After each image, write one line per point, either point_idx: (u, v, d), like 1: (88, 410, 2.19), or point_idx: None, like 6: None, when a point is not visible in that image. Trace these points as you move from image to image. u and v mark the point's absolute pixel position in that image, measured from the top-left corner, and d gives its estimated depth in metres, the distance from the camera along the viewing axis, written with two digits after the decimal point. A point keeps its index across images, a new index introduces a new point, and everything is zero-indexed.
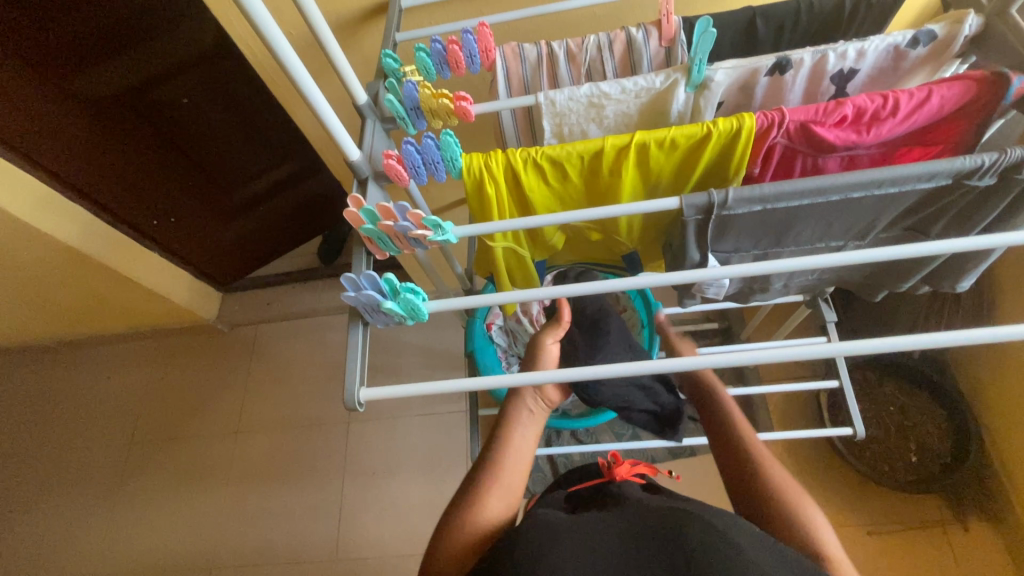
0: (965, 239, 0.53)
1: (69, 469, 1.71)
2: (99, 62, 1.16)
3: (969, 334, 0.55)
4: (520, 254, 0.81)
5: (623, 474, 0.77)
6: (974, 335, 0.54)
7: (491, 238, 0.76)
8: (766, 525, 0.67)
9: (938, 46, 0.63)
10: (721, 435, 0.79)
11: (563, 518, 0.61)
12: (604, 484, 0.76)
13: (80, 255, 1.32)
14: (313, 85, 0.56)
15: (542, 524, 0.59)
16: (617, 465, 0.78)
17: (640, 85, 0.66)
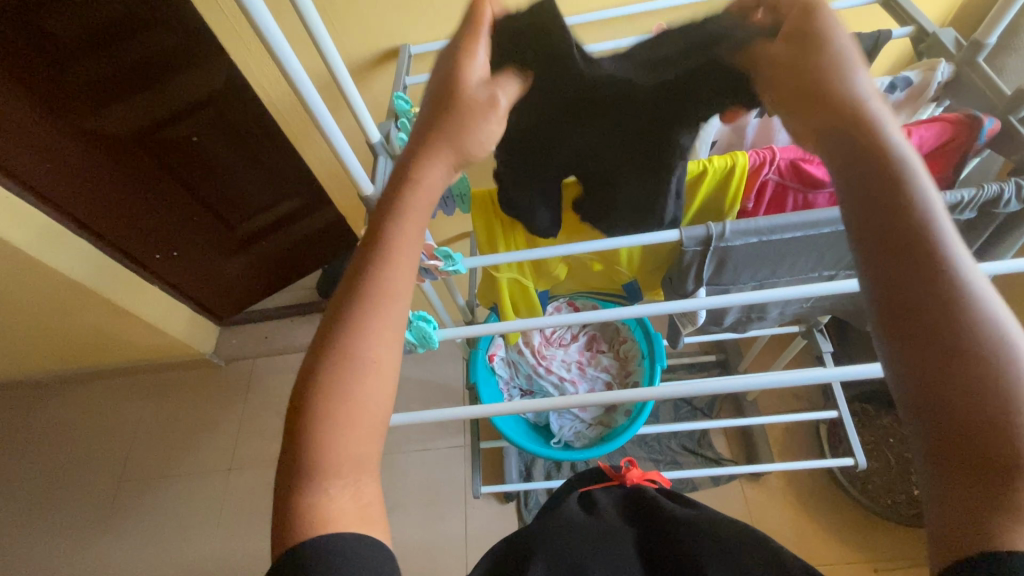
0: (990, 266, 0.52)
1: (53, 508, 1.65)
2: (114, 102, 1.21)
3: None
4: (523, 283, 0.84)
5: (635, 477, 0.77)
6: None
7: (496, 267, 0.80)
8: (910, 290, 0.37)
9: (913, 91, 0.67)
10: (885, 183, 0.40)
11: (583, 519, 0.64)
12: (613, 487, 0.77)
13: (79, 286, 1.32)
14: (330, 122, 0.60)
15: (561, 527, 0.62)
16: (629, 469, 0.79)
17: None
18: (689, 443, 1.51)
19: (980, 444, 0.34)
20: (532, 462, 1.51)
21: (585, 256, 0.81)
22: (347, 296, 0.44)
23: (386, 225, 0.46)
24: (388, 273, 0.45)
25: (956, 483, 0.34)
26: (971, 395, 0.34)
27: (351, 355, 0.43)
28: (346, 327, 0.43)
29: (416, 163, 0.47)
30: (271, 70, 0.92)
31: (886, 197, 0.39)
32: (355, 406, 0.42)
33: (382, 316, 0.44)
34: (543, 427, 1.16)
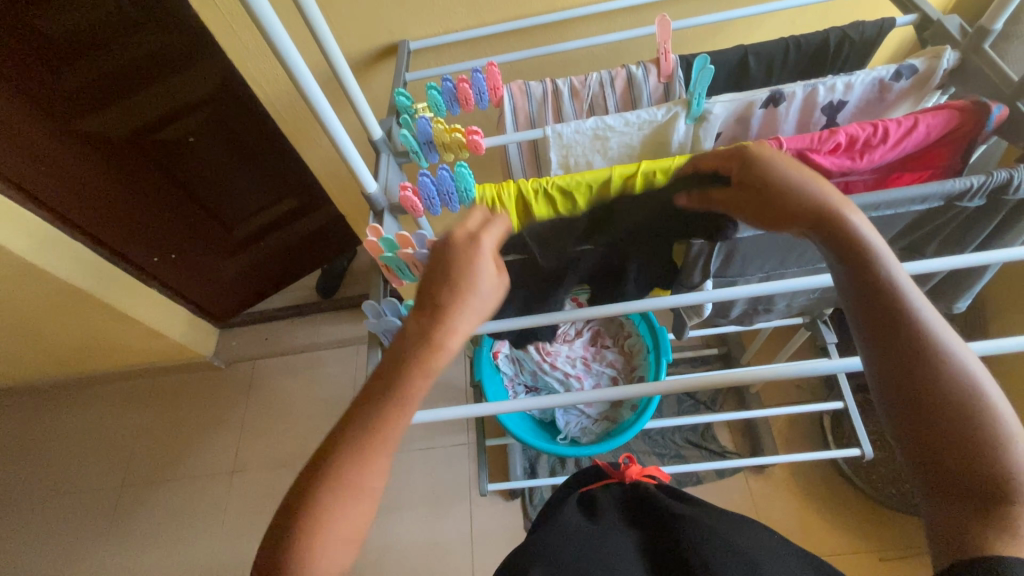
0: (953, 257, 0.55)
1: (55, 514, 1.64)
2: (107, 106, 1.19)
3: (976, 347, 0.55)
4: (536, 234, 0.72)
5: (635, 474, 0.76)
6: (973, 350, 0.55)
7: None
8: (902, 354, 0.44)
9: (920, 78, 0.67)
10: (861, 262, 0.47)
11: (583, 527, 0.63)
12: (612, 484, 0.77)
13: (78, 290, 1.32)
14: (333, 118, 0.59)
15: (561, 535, 0.61)
16: (628, 465, 0.78)
17: (643, 118, 0.70)
18: (693, 437, 1.51)
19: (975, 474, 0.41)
20: (536, 458, 1.51)
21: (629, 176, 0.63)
22: (353, 425, 0.47)
23: (398, 381, 0.47)
24: (389, 419, 0.47)
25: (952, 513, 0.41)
26: (961, 434, 0.41)
27: (358, 458, 0.46)
28: (346, 456, 0.46)
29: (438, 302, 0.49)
30: (269, 69, 0.91)
31: (863, 277, 0.47)
32: (345, 501, 0.45)
33: (379, 454, 0.46)
34: (548, 422, 1.15)
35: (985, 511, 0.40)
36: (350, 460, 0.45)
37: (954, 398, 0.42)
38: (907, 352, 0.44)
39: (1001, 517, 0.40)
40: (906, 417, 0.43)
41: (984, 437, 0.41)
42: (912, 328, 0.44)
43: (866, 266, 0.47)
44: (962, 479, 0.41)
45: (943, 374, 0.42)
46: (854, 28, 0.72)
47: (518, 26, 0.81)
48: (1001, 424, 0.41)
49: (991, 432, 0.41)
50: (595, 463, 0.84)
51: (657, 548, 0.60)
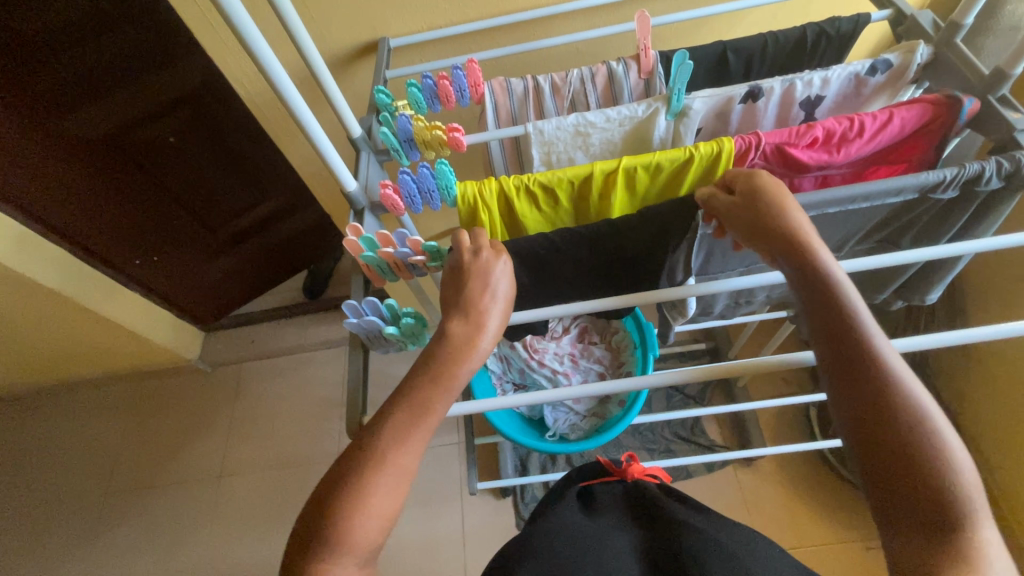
0: (925, 249, 0.56)
1: (40, 522, 1.61)
2: (83, 105, 1.17)
3: (945, 336, 0.56)
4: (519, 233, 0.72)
5: (636, 473, 0.76)
6: (944, 338, 0.56)
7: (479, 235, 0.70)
8: (861, 383, 0.44)
9: (894, 73, 0.68)
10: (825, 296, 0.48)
11: (583, 524, 0.63)
12: (613, 483, 0.77)
13: (58, 295, 1.29)
14: (309, 116, 0.58)
15: (560, 540, 0.60)
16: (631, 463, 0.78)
17: (624, 114, 0.70)
18: (682, 431, 1.52)
19: (928, 503, 0.40)
20: (527, 456, 1.51)
21: (609, 175, 0.65)
22: (396, 407, 0.48)
23: (437, 367, 0.49)
24: (433, 402, 0.48)
25: (907, 532, 0.41)
26: (915, 462, 0.41)
27: (400, 437, 0.46)
28: (388, 436, 0.46)
29: (480, 300, 0.53)
30: (248, 68, 0.90)
31: (828, 308, 0.47)
32: (384, 480, 0.45)
33: (420, 439, 0.47)
34: (537, 420, 1.15)
35: (940, 544, 0.40)
36: (392, 438, 0.46)
37: (913, 428, 0.42)
38: (864, 382, 0.44)
39: (956, 545, 0.40)
40: (868, 449, 0.43)
41: (938, 463, 0.41)
42: (870, 356, 0.45)
43: (831, 299, 0.47)
44: (921, 504, 0.41)
45: (898, 405, 0.43)
46: (830, 24, 0.73)
47: (498, 23, 0.81)
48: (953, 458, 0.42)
49: (945, 468, 0.41)
50: (597, 459, 0.83)
51: (653, 553, 0.60)
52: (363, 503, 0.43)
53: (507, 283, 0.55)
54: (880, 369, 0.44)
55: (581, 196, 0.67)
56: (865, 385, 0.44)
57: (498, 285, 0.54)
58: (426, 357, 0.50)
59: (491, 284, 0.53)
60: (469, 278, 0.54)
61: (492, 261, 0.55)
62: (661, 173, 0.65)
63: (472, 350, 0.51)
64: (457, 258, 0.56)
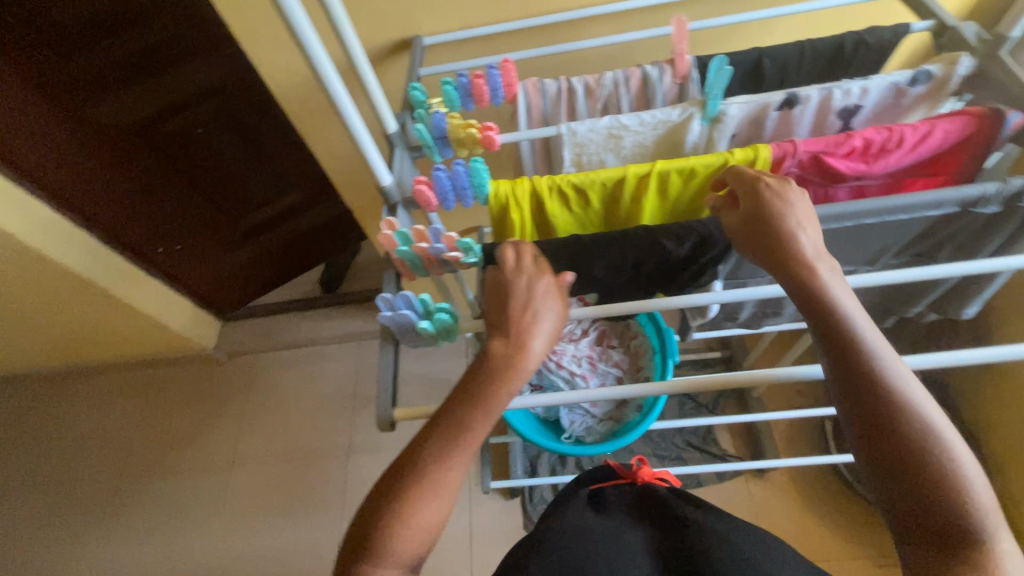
0: (963, 264, 0.56)
1: (55, 502, 1.64)
2: (116, 94, 1.19)
3: (955, 356, 0.59)
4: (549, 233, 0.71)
5: (647, 476, 0.76)
6: (956, 357, 0.58)
7: (510, 234, 0.70)
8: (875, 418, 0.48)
9: (936, 84, 0.67)
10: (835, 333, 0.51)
11: (594, 523, 0.63)
12: (623, 485, 0.76)
13: (84, 280, 1.32)
14: (351, 109, 0.58)
15: (568, 533, 0.60)
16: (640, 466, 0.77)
17: (658, 118, 0.70)
18: (694, 439, 1.51)
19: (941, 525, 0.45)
20: (537, 458, 1.51)
21: (643, 178, 0.65)
22: (439, 428, 0.52)
23: (479, 391, 0.52)
24: (473, 425, 0.52)
25: (923, 552, 0.46)
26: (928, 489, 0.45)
27: (442, 457, 0.50)
28: (432, 456, 0.50)
29: (527, 325, 0.54)
30: (282, 61, 0.91)
31: (839, 345, 0.50)
32: (426, 498, 0.49)
33: (459, 460, 0.51)
34: (553, 421, 1.15)
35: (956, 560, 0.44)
36: (436, 458, 0.50)
37: (928, 456, 0.46)
38: (877, 418, 0.48)
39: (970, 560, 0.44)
40: (885, 480, 0.47)
41: (950, 485, 0.45)
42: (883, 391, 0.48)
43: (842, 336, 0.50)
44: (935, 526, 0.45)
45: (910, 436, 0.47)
46: (870, 33, 0.72)
47: (533, 23, 0.81)
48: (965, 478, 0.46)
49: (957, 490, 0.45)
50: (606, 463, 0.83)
51: (667, 551, 0.60)
52: (404, 517, 0.48)
53: (557, 311, 0.56)
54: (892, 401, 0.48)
55: (613, 198, 0.67)
56: (878, 419, 0.48)
57: (543, 304, 0.55)
58: (471, 379, 0.54)
59: (537, 305, 0.55)
60: (514, 298, 0.55)
61: (535, 279, 0.56)
62: (696, 178, 0.65)
63: (516, 373, 0.53)
64: (500, 274, 0.57)
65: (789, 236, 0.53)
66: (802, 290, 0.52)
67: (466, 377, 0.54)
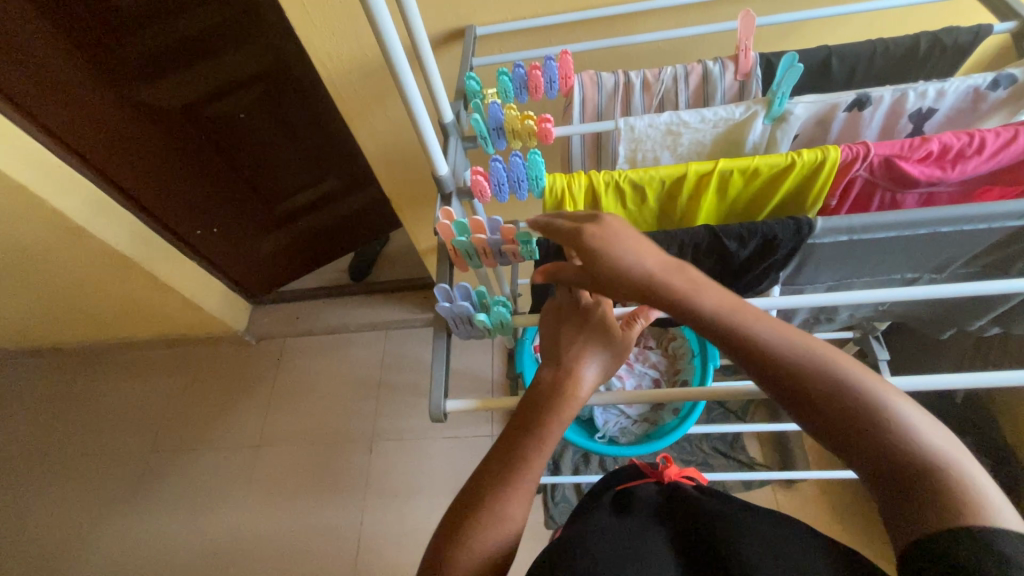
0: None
1: (89, 472, 1.70)
2: (165, 76, 1.21)
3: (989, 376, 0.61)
4: None
5: (674, 475, 0.75)
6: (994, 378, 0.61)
7: None
8: (785, 388, 0.43)
9: (1018, 89, 0.64)
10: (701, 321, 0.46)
11: (615, 529, 0.57)
12: (648, 483, 0.73)
13: (125, 257, 1.35)
14: (414, 94, 0.58)
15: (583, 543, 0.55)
16: (667, 465, 0.77)
17: (720, 115, 0.68)
18: (722, 446, 1.49)
19: (894, 473, 0.39)
20: (561, 455, 1.50)
21: (703, 176, 0.63)
22: (496, 463, 0.52)
23: (534, 422, 0.53)
24: (530, 457, 0.51)
25: (893, 505, 0.39)
26: (864, 440, 0.40)
27: (501, 490, 0.50)
28: (492, 490, 0.50)
29: (578, 359, 0.56)
30: (335, 48, 0.91)
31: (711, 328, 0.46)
32: (487, 531, 0.48)
33: (521, 491, 0.50)
34: (586, 420, 1.14)
35: (924, 503, 0.37)
36: (497, 489, 0.50)
37: (846, 402, 0.41)
38: (781, 386, 0.43)
39: (933, 496, 0.37)
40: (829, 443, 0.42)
41: (883, 428, 0.40)
42: (778, 357, 0.43)
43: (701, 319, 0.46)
44: (888, 474, 0.39)
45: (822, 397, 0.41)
46: (947, 34, 0.69)
47: (591, 15, 0.80)
48: (894, 413, 0.40)
49: (891, 430, 0.39)
50: (632, 462, 0.83)
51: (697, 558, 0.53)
52: (469, 553, 0.47)
53: (607, 343, 0.57)
54: (791, 364, 0.42)
55: (670, 196, 0.66)
56: (785, 388, 0.43)
57: (600, 328, 0.57)
58: (530, 406, 0.55)
59: (591, 331, 0.57)
60: (568, 334, 0.57)
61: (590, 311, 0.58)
62: (758, 177, 0.63)
63: (572, 399, 0.54)
64: (558, 307, 0.60)
65: (591, 253, 0.49)
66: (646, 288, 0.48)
67: (519, 410, 0.55)
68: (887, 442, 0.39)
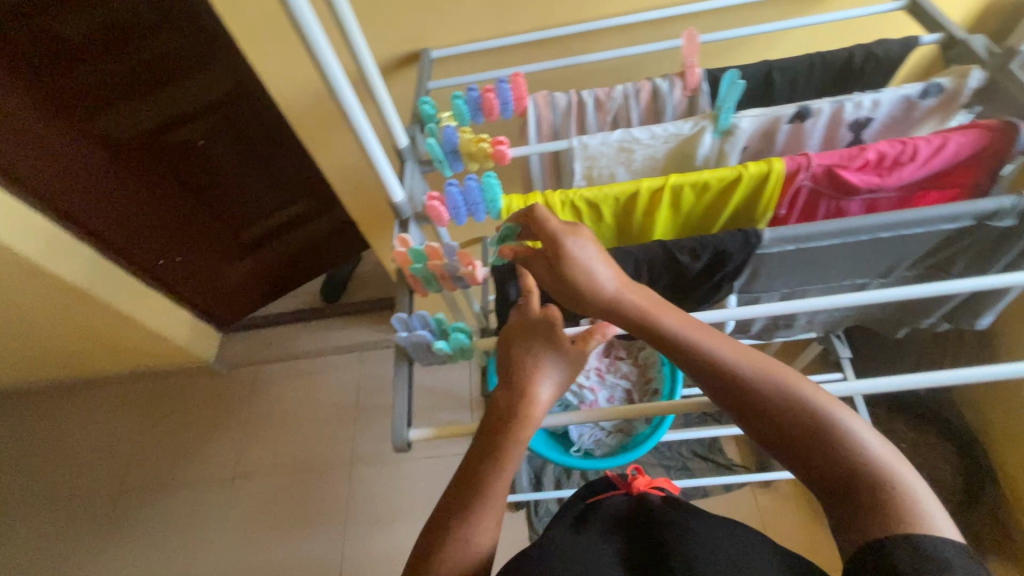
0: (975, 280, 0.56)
1: (52, 517, 1.62)
2: (119, 106, 1.18)
3: (955, 373, 0.62)
4: None
5: (641, 486, 0.72)
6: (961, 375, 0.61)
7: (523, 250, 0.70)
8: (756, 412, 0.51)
9: (947, 97, 0.67)
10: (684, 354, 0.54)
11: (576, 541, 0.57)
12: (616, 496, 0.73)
13: (84, 292, 1.31)
14: (362, 121, 0.58)
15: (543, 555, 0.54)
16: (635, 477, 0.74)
17: (669, 131, 0.70)
18: (701, 449, 1.50)
19: (845, 484, 0.47)
20: (542, 470, 1.50)
21: (656, 193, 0.64)
22: (459, 489, 0.52)
23: (492, 445, 0.53)
24: (492, 480, 0.51)
25: (844, 513, 0.47)
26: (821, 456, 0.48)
27: (465, 516, 0.49)
28: (457, 516, 0.49)
29: (532, 378, 0.55)
30: (290, 74, 0.91)
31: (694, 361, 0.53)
32: (451, 558, 0.47)
33: (487, 514, 0.49)
34: (561, 434, 1.14)
35: (866, 509, 0.45)
36: (460, 515, 0.49)
37: (808, 424, 0.49)
38: (754, 410, 0.51)
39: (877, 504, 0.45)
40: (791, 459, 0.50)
41: (837, 446, 0.48)
42: (752, 386, 0.51)
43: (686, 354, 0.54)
44: (841, 484, 0.47)
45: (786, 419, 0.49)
46: (879, 46, 0.72)
47: (542, 36, 0.81)
48: (847, 433, 0.48)
49: (844, 450, 0.47)
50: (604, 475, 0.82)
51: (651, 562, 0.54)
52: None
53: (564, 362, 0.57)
54: (762, 392, 0.51)
55: (626, 213, 0.67)
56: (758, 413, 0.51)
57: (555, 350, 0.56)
58: (487, 427, 0.55)
59: (546, 351, 0.56)
60: (520, 350, 0.57)
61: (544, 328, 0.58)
62: (709, 191, 0.64)
63: (528, 418, 0.54)
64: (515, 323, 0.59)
65: (578, 272, 0.54)
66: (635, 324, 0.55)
67: (478, 434, 0.55)
68: (840, 458, 0.47)
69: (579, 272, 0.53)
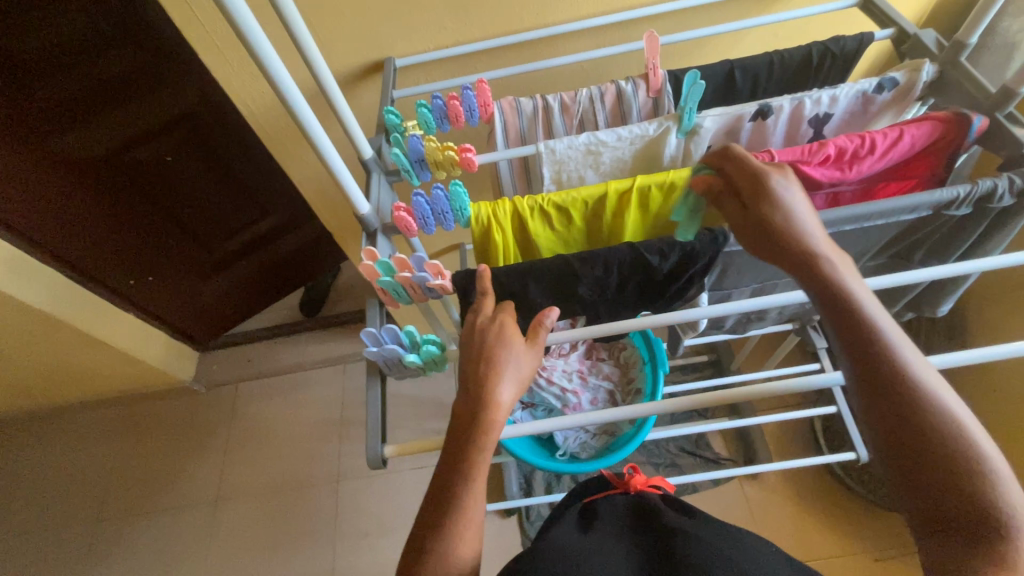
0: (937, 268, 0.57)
1: (26, 553, 1.56)
2: (79, 126, 1.15)
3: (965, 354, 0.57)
4: (533, 254, 0.71)
5: (639, 484, 0.74)
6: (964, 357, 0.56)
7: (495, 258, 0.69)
8: (908, 414, 0.45)
9: (901, 91, 0.69)
10: (854, 329, 0.48)
11: (578, 542, 0.57)
12: (615, 495, 0.74)
13: (52, 318, 1.27)
14: (322, 135, 0.57)
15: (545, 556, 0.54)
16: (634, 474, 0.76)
17: (635, 133, 0.70)
18: (688, 445, 1.51)
19: (963, 521, 0.42)
20: (531, 475, 1.49)
21: (623, 195, 0.65)
22: (433, 504, 0.51)
23: (459, 457, 0.51)
24: (464, 493, 0.50)
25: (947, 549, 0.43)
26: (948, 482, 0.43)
27: (439, 533, 0.49)
28: (434, 534, 0.49)
29: (492, 382, 0.53)
30: (252, 88, 0.89)
31: (860, 339, 0.47)
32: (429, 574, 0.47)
33: (462, 529, 0.49)
34: (546, 438, 1.14)
35: (980, 554, 0.41)
36: (435, 531, 0.49)
37: (959, 447, 0.44)
38: (900, 410, 0.45)
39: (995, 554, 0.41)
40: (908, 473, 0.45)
41: (975, 480, 0.43)
42: (911, 384, 0.45)
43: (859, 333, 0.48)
44: (957, 522, 0.43)
45: (931, 430, 0.44)
46: (834, 42, 0.74)
47: (505, 42, 0.81)
48: (991, 470, 0.43)
49: (981, 486, 0.43)
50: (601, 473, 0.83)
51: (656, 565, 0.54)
52: None
53: (520, 361, 0.54)
54: (919, 393, 0.45)
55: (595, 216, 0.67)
56: (906, 414, 0.45)
57: (510, 353, 0.54)
58: (452, 437, 0.53)
59: (500, 353, 0.54)
60: (475, 354, 0.55)
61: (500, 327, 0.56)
62: (676, 191, 0.65)
63: (490, 424, 0.52)
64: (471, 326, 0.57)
65: (779, 211, 0.52)
66: (814, 280, 0.50)
67: (446, 445, 0.53)
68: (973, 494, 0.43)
69: (782, 214, 0.52)
